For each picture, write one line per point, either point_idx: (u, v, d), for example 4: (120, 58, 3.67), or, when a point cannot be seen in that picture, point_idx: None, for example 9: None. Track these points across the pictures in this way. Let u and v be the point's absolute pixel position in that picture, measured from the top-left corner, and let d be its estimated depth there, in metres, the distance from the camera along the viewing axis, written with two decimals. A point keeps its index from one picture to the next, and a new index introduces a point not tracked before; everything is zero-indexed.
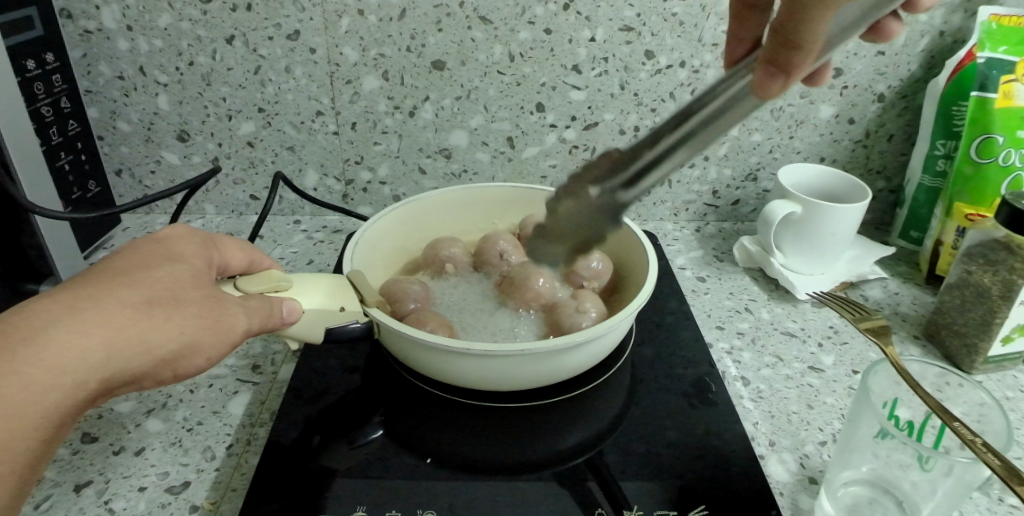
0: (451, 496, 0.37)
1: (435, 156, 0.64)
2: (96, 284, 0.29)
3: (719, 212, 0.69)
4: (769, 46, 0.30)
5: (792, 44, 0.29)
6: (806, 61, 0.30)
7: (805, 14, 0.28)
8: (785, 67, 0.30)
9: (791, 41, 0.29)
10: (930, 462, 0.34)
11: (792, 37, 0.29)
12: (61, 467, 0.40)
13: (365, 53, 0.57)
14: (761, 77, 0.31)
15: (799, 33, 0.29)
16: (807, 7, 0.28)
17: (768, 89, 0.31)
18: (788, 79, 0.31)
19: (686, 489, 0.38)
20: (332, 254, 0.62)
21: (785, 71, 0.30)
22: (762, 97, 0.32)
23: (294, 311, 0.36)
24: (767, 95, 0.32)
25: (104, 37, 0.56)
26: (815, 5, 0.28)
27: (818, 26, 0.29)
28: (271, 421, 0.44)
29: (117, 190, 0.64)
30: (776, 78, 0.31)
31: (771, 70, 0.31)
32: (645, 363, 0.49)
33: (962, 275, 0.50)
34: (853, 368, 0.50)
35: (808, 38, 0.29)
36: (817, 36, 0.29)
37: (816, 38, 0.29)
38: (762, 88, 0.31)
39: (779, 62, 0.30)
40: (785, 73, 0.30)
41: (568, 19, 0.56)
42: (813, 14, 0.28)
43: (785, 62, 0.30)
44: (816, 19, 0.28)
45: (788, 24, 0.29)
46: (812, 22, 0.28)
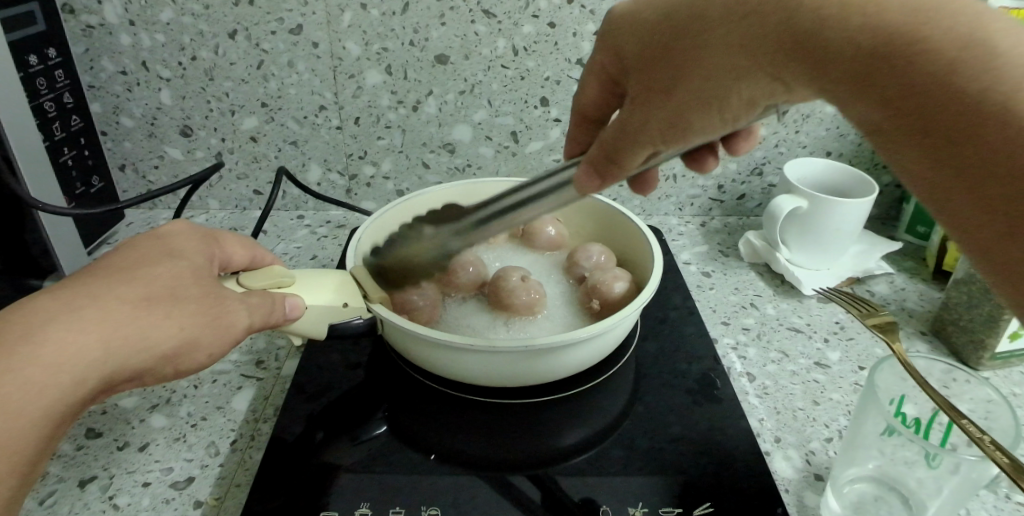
0: (454, 493, 0.37)
1: (438, 151, 0.63)
2: (95, 281, 0.29)
3: (724, 206, 0.69)
4: (592, 153, 0.32)
5: (611, 158, 0.31)
6: (622, 175, 0.31)
7: (626, 141, 0.30)
8: (604, 176, 0.32)
9: (613, 163, 0.31)
10: (937, 459, 0.34)
11: (618, 153, 0.30)
12: (65, 463, 0.40)
13: (368, 47, 0.57)
14: (582, 174, 0.32)
15: (618, 155, 0.30)
16: (627, 133, 0.30)
17: (586, 187, 0.32)
18: (604, 184, 0.32)
19: (690, 485, 0.38)
20: (335, 249, 0.62)
21: (602, 180, 0.32)
22: (579, 192, 0.34)
23: (297, 308, 0.36)
24: (585, 193, 0.33)
25: (106, 32, 0.56)
26: (637, 138, 0.30)
27: (636, 156, 0.30)
28: (274, 417, 0.43)
29: (121, 185, 0.64)
30: (595, 179, 0.32)
31: (591, 172, 0.32)
32: (650, 359, 0.49)
33: (970, 270, 0.50)
34: (859, 364, 0.50)
35: (626, 164, 0.31)
36: (633, 162, 0.31)
37: (627, 164, 0.31)
38: (581, 187, 0.33)
39: (599, 169, 0.31)
40: (601, 179, 0.32)
41: (572, 12, 0.56)
42: (631, 143, 0.30)
43: (604, 174, 0.31)
44: (636, 151, 0.30)
45: (613, 144, 0.30)
46: (632, 153, 0.30)
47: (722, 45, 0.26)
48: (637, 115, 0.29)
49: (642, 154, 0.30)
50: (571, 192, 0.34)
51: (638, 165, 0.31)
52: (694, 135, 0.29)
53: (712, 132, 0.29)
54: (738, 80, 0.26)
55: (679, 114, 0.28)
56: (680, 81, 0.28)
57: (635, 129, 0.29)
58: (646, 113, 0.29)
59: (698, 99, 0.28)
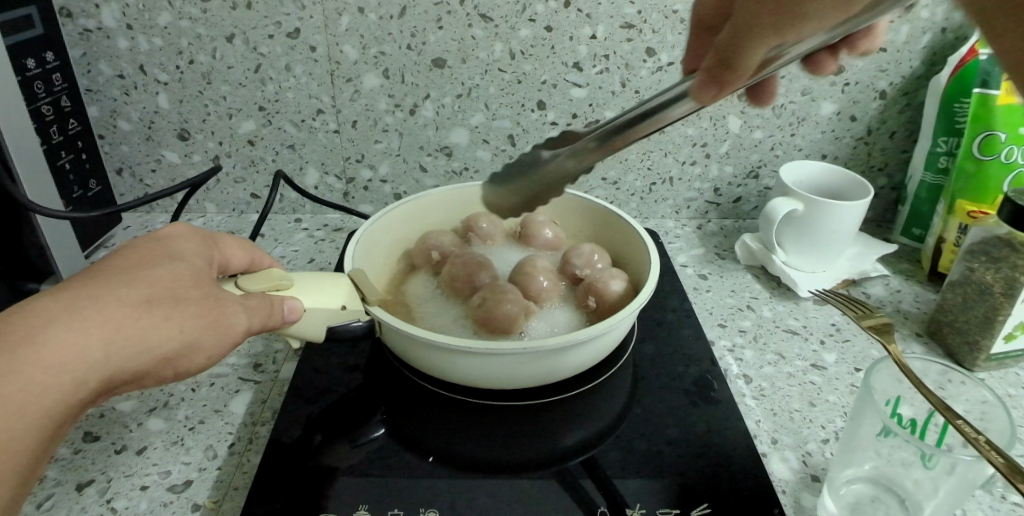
0: (452, 496, 0.37)
1: (435, 154, 0.63)
2: (95, 283, 0.29)
3: (721, 209, 0.69)
4: (708, 61, 0.32)
5: (728, 63, 0.31)
6: (740, 81, 0.32)
7: (744, 37, 0.31)
8: (722, 80, 0.32)
9: (726, 65, 0.31)
10: (933, 460, 0.34)
11: (732, 56, 0.31)
12: (62, 466, 0.40)
13: (365, 51, 0.57)
14: (698, 82, 0.33)
15: (734, 57, 0.31)
16: (745, 35, 0.31)
17: (702, 96, 0.33)
18: (721, 90, 0.32)
19: (688, 486, 0.38)
20: (333, 252, 0.62)
21: (721, 86, 0.32)
22: (697, 102, 0.34)
23: (295, 310, 0.36)
24: (702, 102, 0.33)
25: (103, 36, 0.56)
26: (750, 35, 0.31)
27: (755, 54, 0.31)
28: (272, 420, 0.44)
29: (118, 189, 0.64)
30: (712, 86, 0.32)
31: (708, 80, 0.32)
32: (646, 361, 0.49)
33: (964, 272, 0.50)
34: (855, 365, 0.50)
35: (743, 64, 0.31)
36: (754, 61, 0.31)
37: (750, 63, 0.31)
38: (698, 96, 0.33)
39: (716, 75, 0.32)
40: (719, 84, 0.32)
41: (568, 16, 0.56)
42: (749, 38, 0.31)
43: (721, 80, 0.32)
44: (754, 49, 0.31)
45: (728, 46, 0.31)
46: (750, 48, 0.31)
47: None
48: (744, 19, 0.31)
49: (762, 51, 0.31)
50: (689, 102, 0.35)
51: (758, 67, 0.32)
52: (810, 23, 0.30)
53: (824, 27, 0.30)
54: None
55: (791, 2, 0.29)
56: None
57: (747, 27, 0.31)
58: (763, 3, 0.30)
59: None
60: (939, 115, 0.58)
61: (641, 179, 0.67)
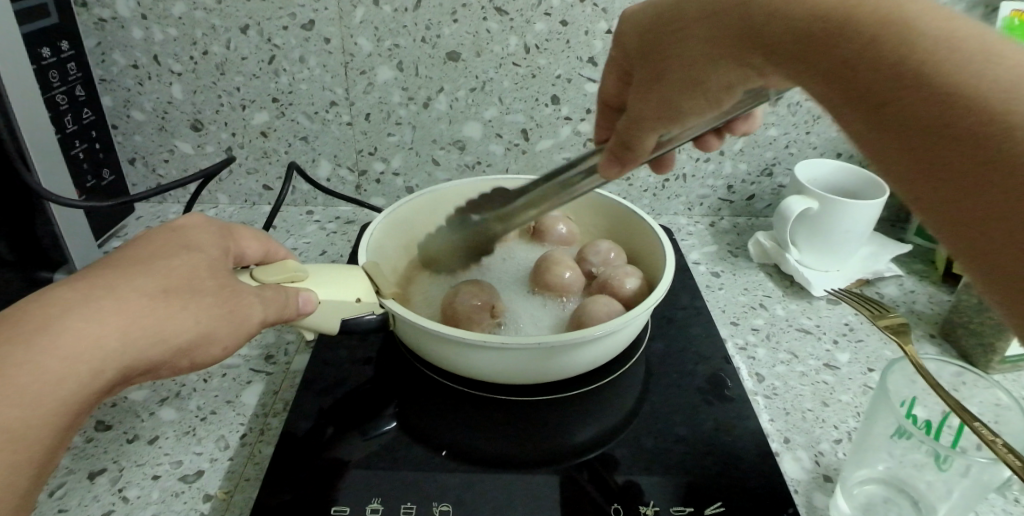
0: (463, 490, 0.37)
1: (448, 148, 0.63)
2: (112, 273, 0.29)
3: (734, 207, 0.69)
4: (613, 143, 0.37)
5: (628, 144, 0.36)
6: (638, 159, 0.37)
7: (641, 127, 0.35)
8: (623, 159, 0.37)
9: (626, 148, 0.36)
10: (947, 462, 0.34)
11: (629, 138, 0.36)
12: (75, 454, 0.40)
13: (379, 43, 0.57)
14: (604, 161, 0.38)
15: (633, 141, 0.36)
16: (642, 124, 0.35)
17: (609, 171, 0.38)
18: (622, 167, 0.37)
19: (700, 484, 0.38)
20: (344, 245, 0.62)
21: (623, 164, 0.37)
22: (605, 176, 0.39)
23: (310, 302, 0.36)
24: (609, 178, 0.39)
25: (118, 25, 0.56)
26: (645, 124, 0.35)
27: (646, 141, 0.35)
28: (283, 412, 0.44)
29: (131, 179, 0.65)
30: (616, 164, 0.37)
31: (611, 159, 0.37)
32: (659, 358, 0.49)
33: (981, 273, 0.50)
34: (869, 365, 0.50)
35: (639, 148, 0.36)
36: (648, 145, 0.36)
37: (645, 147, 0.36)
38: (605, 172, 0.38)
39: (617, 154, 0.37)
40: (621, 162, 0.37)
41: (584, 10, 0.55)
42: (643, 127, 0.35)
43: (622, 159, 0.37)
44: (644, 136, 0.35)
45: (626, 135, 0.36)
46: (643, 136, 0.35)
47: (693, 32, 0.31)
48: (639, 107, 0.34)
49: (653, 137, 0.35)
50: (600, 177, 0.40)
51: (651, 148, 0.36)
52: (693, 116, 0.34)
53: (709, 110, 0.33)
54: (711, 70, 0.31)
55: (665, 99, 0.33)
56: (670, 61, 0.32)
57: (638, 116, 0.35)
58: (648, 93, 0.34)
59: (685, 80, 0.32)
60: None
61: (654, 175, 0.66)
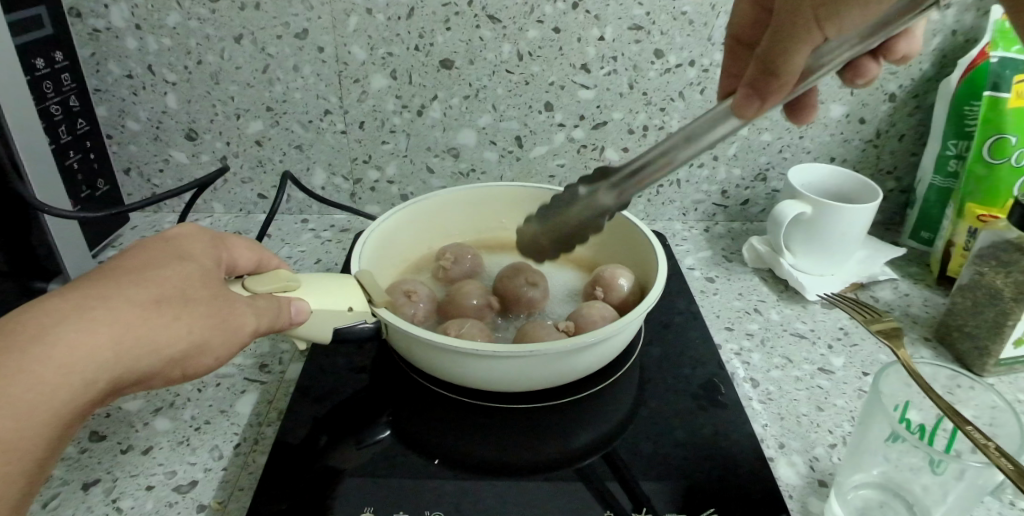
0: (458, 497, 0.37)
1: (443, 155, 0.63)
2: (105, 283, 0.29)
3: (728, 212, 0.69)
4: (751, 72, 0.33)
5: (772, 70, 0.32)
6: (784, 89, 0.33)
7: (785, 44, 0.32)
8: (762, 91, 0.33)
9: (770, 74, 0.32)
10: (942, 466, 0.34)
11: (773, 63, 0.32)
12: (68, 465, 0.40)
13: (373, 51, 0.57)
14: (740, 97, 0.34)
15: (777, 62, 0.32)
16: (787, 38, 0.32)
17: (746, 110, 0.34)
18: (762, 103, 0.33)
19: (694, 490, 0.38)
20: (339, 253, 0.62)
21: (764, 98, 0.33)
22: (739, 119, 0.35)
23: (303, 312, 0.36)
24: (744, 117, 0.34)
25: (112, 35, 0.56)
26: (794, 34, 0.31)
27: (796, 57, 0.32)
28: (278, 421, 0.44)
29: (126, 188, 0.65)
30: (754, 98, 0.33)
31: (749, 92, 0.33)
32: (654, 363, 0.49)
33: (974, 276, 0.50)
34: (864, 369, 0.50)
35: (784, 71, 0.32)
36: (796, 64, 0.32)
37: (792, 69, 0.32)
38: (739, 111, 0.34)
39: (757, 85, 0.33)
40: (761, 97, 0.33)
41: (577, 17, 0.56)
42: (790, 42, 0.32)
43: (762, 90, 0.33)
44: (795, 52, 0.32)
45: (770, 54, 0.32)
46: (791, 52, 0.32)
47: None
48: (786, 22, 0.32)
49: (804, 53, 0.32)
50: (734, 121, 0.35)
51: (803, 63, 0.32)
52: (850, 12, 0.30)
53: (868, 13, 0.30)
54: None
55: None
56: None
57: (789, 30, 0.32)
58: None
59: None
60: (950, 117, 0.58)
61: None
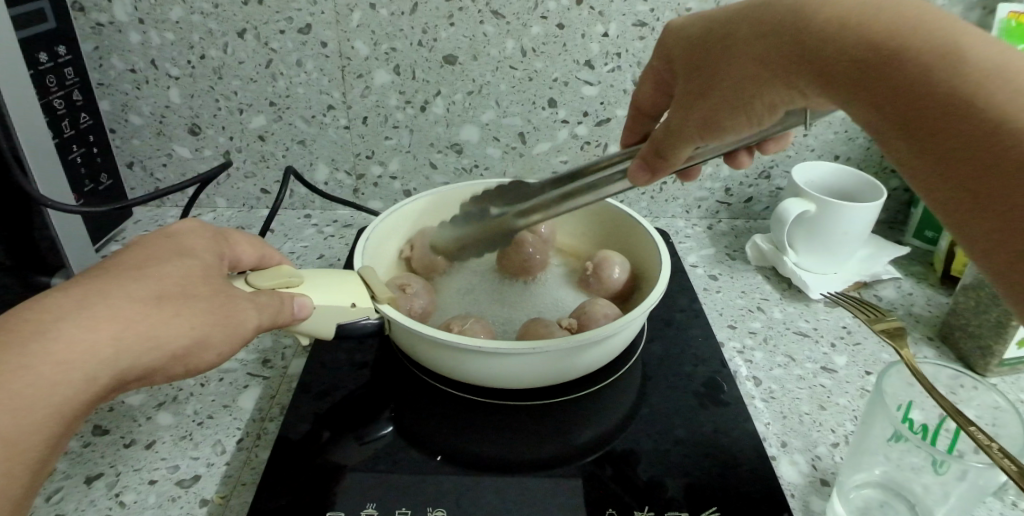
0: (459, 494, 0.37)
1: (446, 151, 0.63)
2: (107, 278, 0.29)
3: (732, 209, 0.69)
4: (645, 149, 0.35)
5: (660, 153, 0.35)
6: (671, 168, 0.35)
7: (675, 139, 0.34)
8: (654, 167, 0.35)
9: (659, 156, 0.35)
10: (944, 466, 0.34)
11: (664, 150, 0.34)
12: (71, 459, 0.40)
13: (376, 47, 0.57)
14: (634, 166, 0.36)
15: (667, 149, 0.34)
16: (683, 128, 0.33)
17: (637, 177, 0.36)
18: (653, 174, 0.36)
19: (696, 488, 0.38)
20: (342, 248, 0.62)
21: (652, 172, 0.36)
22: (632, 183, 0.37)
23: (305, 307, 0.36)
24: (637, 184, 0.37)
25: (115, 30, 0.56)
26: (680, 136, 0.33)
27: (682, 152, 0.34)
28: (280, 416, 0.44)
29: (129, 183, 0.65)
30: (645, 172, 0.36)
31: (642, 166, 0.36)
32: (656, 361, 0.49)
33: (978, 276, 0.50)
34: (867, 368, 0.50)
35: (671, 157, 0.35)
36: (681, 156, 0.35)
37: (678, 157, 0.34)
38: (632, 178, 0.37)
39: (650, 162, 0.35)
40: (652, 171, 0.36)
41: (581, 14, 0.56)
42: (682, 136, 0.33)
43: (652, 167, 0.35)
44: (681, 148, 0.34)
45: (661, 141, 0.34)
46: (678, 147, 0.34)
47: (747, 52, 0.31)
48: (677, 121, 0.33)
49: (687, 151, 0.34)
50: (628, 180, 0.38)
51: (688, 155, 0.35)
52: (728, 133, 0.33)
53: (743, 133, 0.33)
54: (765, 87, 0.31)
55: (712, 112, 0.32)
56: (719, 83, 0.32)
57: (676, 129, 0.33)
58: (691, 109, 0.33)
59: (733, 96, 0.31)
60: None
61: None
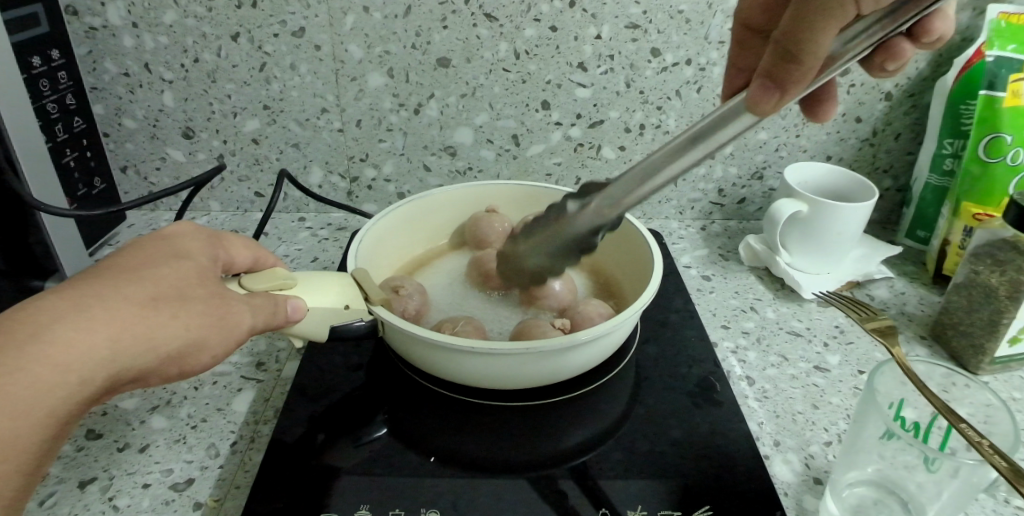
0: (455, 495, 0.37)
1: (440, 154, 0.63)
2: (102, 281, 0.29)
3: (725, 210, 0.69)
4: (768, 60, 0.29)
5: (793, 55, 0.28)
6: (805, 78, 0.28)
7: (812, 21, 0.27)
8: (784, 82, 0.28)
9: (788, 59, 0.28)
10: (936, 463, 0.34)
11: (795, 46, 0.28)
12: (65, 464, 0.40)
13: (370, 50, 0.57)
14: (756, 89, 0.29)
15: (799, 46, 0.28)
16: (818, 16, 0.27)
17: (762, 104, 0.29)
18: (783, 95, 0.29)
19: (688, 488, 0.38)
20: (336, 251, 0.62)
21: (782, 88, 0.29)
22: (754, 115, 0.30)
23: (299, 310, 0.36)
24: (760, 113, 0.30)
25: (109, 34, 0.56)
26: (824, 15, 0.27)
27: (821, 42, 0.27)
28: (274, 419, 0.44)
29: (123, 186, 0.65)
30: (772, 92, 0.29)
31: (766, 83, 0.29)
32: (650, 362, 0.49)
33: (969, 275, 0.50)
34: (859, 367, 0.50)
35: (810, 56, 0.28)
36: (820, 49, 0.27)
37: (817, 52, 0.28)
38: (755, 106, 0.30)
39: (776, 75, 0.28)
40: (782, 89, 0.29)
41: (574, 16, 0.56)
42: (820, 20, 0.27)
43: (783, 82, 0.28)
44: (818, 36, 0.27)
45: (790, 38, 0.28)
46: (815, 36, 0.27)
47: None
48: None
49: (826, 40, 0.27)
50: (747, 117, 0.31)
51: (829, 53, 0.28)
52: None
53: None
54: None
55: None
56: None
57: (814, 11, 0.27)
58: None
59: None
60: (945, 116, 0.58)
61: None
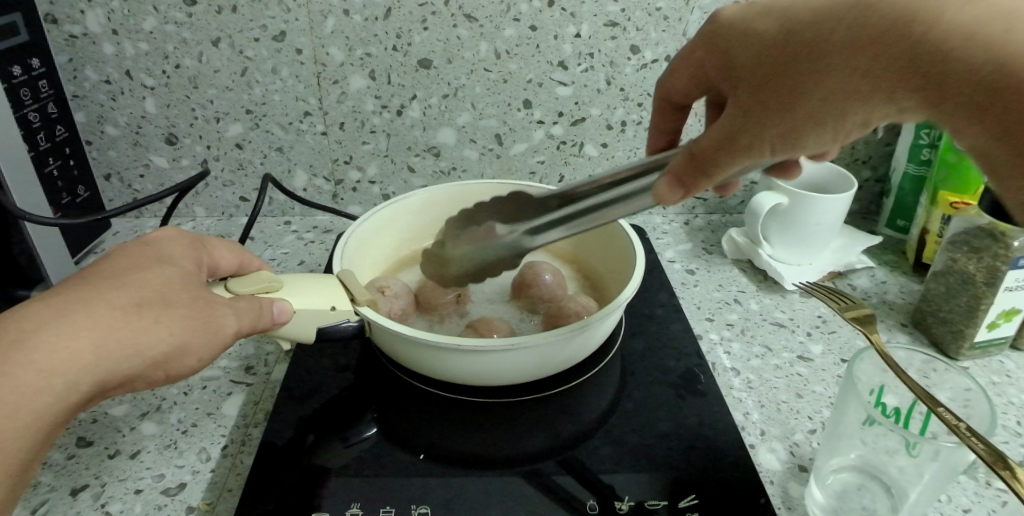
0: (446, 491, 0.38)
1: (423, 154, 0.64)
2: (86, 287, 0.30)
3: (707, 204, 0.70)
4: (681, 160, 0.32)
5: (704, 171, 0.32)
6: (707, 188, 0.33)
7: (728, 153, 0.31)
8: (687, 187, 0.32)
9: (699, 174, 0.32)
10: (916, 448, 0.34)
11: (707, 164, 0.31)
12: (56, 471, 0.40)
13: (351, 52, 0.57)
14: (663, 184, 0.33)
15: (711, 165, 0.31)
16: (726, 152, 0.31)
17: (667, 197, 0.33)
18: (686, 194, 0.33)
19: (675, 480, 0.39)
20: (322, 254, 0.62)
21: (685, 190, 0.32)
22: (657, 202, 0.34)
23: (285, 311, 0.36)
24: (662, 204, 0.33)
25: (89, 41, 0.56)
26: (743, 152, 0.31)
27: (728, 170, 0.31)
28: (264, 422, 0.44)
29: (107, 194, 0.65)
30: (677, 190, 0.32)
31: (673, 184, 0.32)
32: (635, 356, 0.50)
33: (947, 262, 0.51)
34: (842, 356, 0.51)
35: (714, 177, 0.32)
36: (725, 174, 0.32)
37: (722, 175, 0.32)
38: (660, 196, 0.33)
39: (685, 178, 0.32)
40: (684, 190, 0.32)
41: (553, 15, 0.56)
42: (736, 157, 0.31)
43: (687, 186, 0.32)
44: (728, 166, 0.31)
45: (704, 157, 0.31)
46: (727, 163, 0.31)
47: (853, 61, 0.28)
48: (750, 128, 0.31)
49: (741, 165, 0.31)
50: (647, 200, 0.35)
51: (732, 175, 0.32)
52: (807, 149, 0.30)
53: (822, 146, 0.31)
54: (853, 104, 0.28)
55: (793, 126, 0.30)
56: (800, 103, 0.29)
57: (739, 143, 0.31)
58: (763, 124, 0.30)
59: (819, 112, 0.29)
60: None
61: None
